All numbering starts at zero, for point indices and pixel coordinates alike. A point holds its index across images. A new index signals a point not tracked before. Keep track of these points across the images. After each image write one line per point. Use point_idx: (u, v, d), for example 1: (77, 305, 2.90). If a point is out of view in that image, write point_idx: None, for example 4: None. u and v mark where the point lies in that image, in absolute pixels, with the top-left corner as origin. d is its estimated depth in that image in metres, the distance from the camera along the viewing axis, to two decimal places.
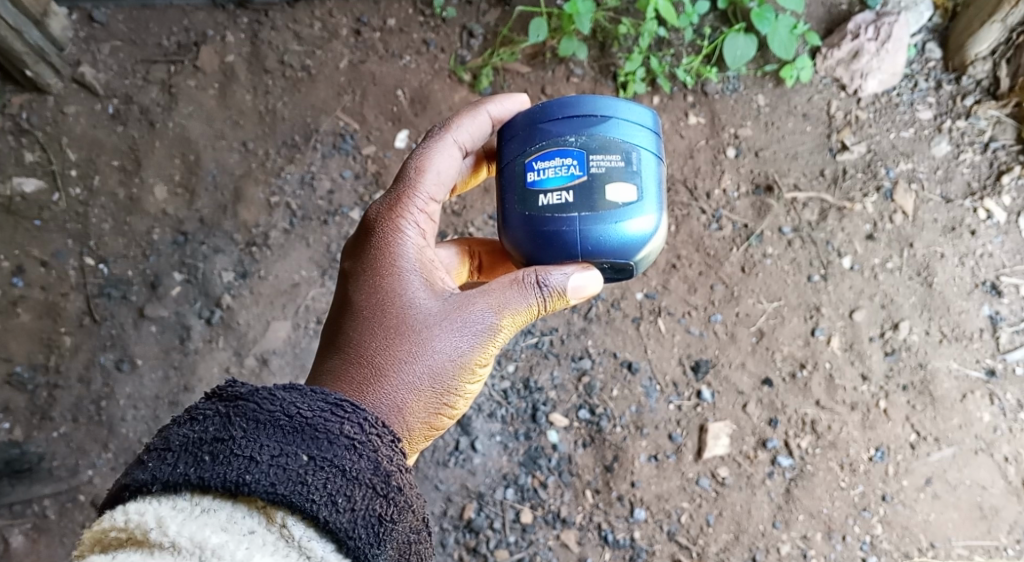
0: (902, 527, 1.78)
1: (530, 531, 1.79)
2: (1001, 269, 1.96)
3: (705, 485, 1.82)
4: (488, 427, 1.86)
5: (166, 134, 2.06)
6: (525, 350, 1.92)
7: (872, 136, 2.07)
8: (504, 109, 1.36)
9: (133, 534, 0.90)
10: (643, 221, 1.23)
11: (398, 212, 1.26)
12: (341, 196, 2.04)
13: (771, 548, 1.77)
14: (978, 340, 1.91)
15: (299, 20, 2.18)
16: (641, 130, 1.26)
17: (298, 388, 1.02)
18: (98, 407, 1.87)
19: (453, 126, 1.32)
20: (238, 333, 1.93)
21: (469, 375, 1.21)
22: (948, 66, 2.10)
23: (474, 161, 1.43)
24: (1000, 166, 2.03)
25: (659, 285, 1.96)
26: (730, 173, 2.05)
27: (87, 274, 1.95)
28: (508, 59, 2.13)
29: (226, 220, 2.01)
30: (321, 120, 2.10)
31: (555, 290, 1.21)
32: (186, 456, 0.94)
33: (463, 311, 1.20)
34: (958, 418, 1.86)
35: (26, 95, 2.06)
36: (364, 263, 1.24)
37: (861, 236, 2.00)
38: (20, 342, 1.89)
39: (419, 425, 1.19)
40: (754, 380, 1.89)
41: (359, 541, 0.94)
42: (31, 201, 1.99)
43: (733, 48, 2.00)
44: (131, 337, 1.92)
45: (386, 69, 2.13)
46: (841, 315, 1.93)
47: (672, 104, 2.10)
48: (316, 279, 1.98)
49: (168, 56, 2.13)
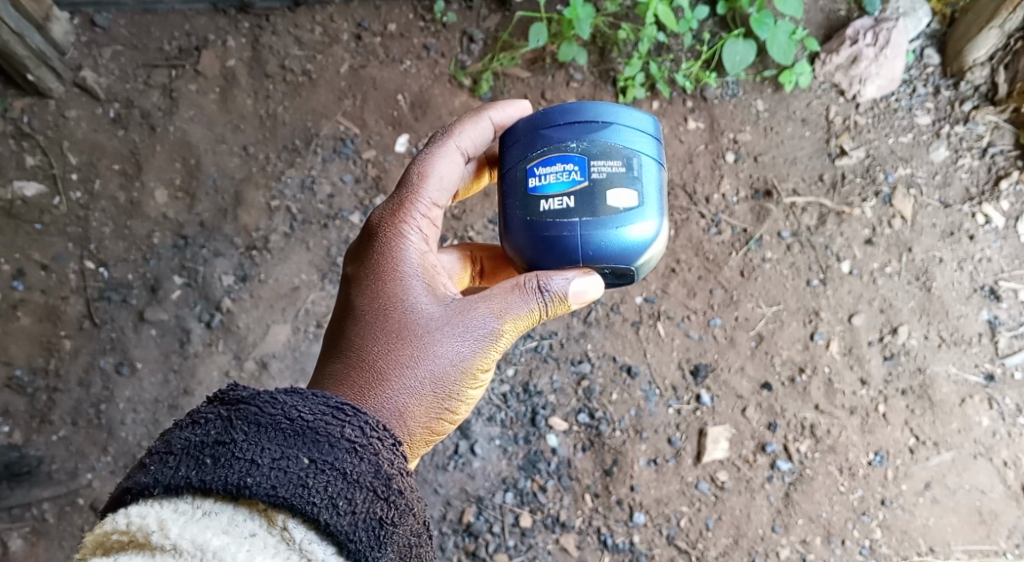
0: (902, 532, 1.78)
1: (529, 535, 1.79)
2: (1000, 273, 1.97)
3: (705, 489, 1.82)
4: (487, 431, 1.86)
5: (167, 138, 2.06)
6: (525, 354, 1.92)
7: (871, 141, 2.08)
8: (505, 115, 1.37)
9: (135, 536, 0.90)
10: (644, 226, 1.23)
11: (401, 217, 1.27)
12: (341, 200, 2.05)
13: (771, 552, 1.77)
14: (977, 345, 1.92)
15: (301, 25, 2.18)
16: (642, 136, 1.26)
17: (299, 392, 1.03)
18: (98, 411, 1.87)
19: (455, 132, 1.33)
20: (238, 336, 1.93)
21: (471, 379, 1.21)
22: (947, 71, 2.11)
23: (476, 167, 1.44)
24: (999, 171, 2.03)
25: (659, 289, 1.97)
26: (729, 178, 2.06)
27: (88, 278, 1.96)
28: (508, 64, 2.14)
29: (227, 223, 2.01)
30: (321, 124, 2.10)
31: (556, 295, 1.21)
32: (187, 459, 0.95)
33: (464, 316, 1.20)
34: (957, 422, 1.86)
35: (28, 99, 2.07)
36: (367, 268, 1.24)
37: (860, 240, 2.00)
38: (20, 345, 1.89)
39: (419, 429, 1.19)
40: (754, 384, 1.89)
41: (360, 544, 0.94)
42: (33, 204, 1.99)
43: (733, 53, 2.01)
44: (131, 340, 1.92)
45: (387, 74, 2.14)
46: (840, 319, 1.94)
47: (671, 109, 2.11)
48: (316, 283, 1.98)
49: (169, 61, 2.13)
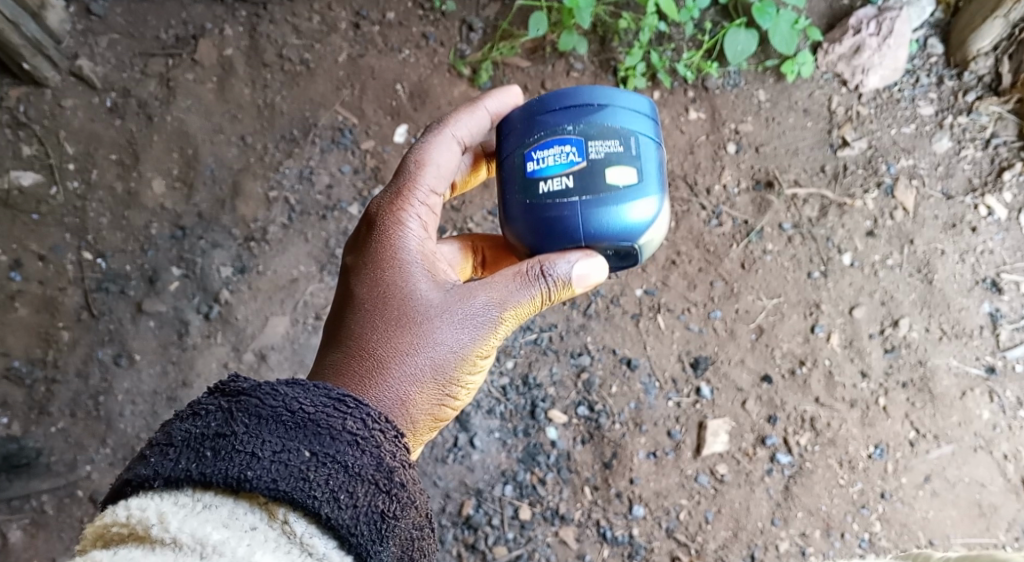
0: (901, 525, 1.78)
1: (529, 528, 1.79)
2: (1002, 265, 1.96)
3: (704, 482, 1.82)
4: (487, 424, 1.85)
5: (165, 128, 2.05)
6: (525, 347, 1.91)
7: (873, 132, 2.06)
8: (502, 106, 1.36)
9: (135, 529, 0.89)
10: (645, 205, 1.22)
11: (399, 206, 1.25)
12: (340, 190, 2.04)
13: (770, 545, 1.77)
14: (978, 338, 1.91)
15: (299, 13, 2.16)
16: (639, 117, 1.25)
17: (300, 383, 1.02)
18: (97, 402, 1.86)
19: (451, 121, 1.32)
20: (236, 328, 1.93)
21: (471, 366, 1.21)
22: (951, 61, 2.09)
23: (473, 159, 1.43)
24: (1002, 162, 2.02)
25: (659, 281, 1.96)
26: (730, 169, 2.04)
27: (86, 268, 1.95)
28: (508, 53, 2.12)
29: (225, 214, 2.00)
30: (320, 114, 2.09)
31: (558, 281, 1.20)
32: (188, 451, 0.94)
33: (465, 304, 1.19)
34: (958, 416, 1.86)
35: (24, 88, 2.05)
36: (366, 256, 1.23)
37: (861, 232, 1.99)
38: (18, 336, 1.88)
39: (421, 416, 1.19)
40: (754, 377, 1.89)
41: (361, 537, 0.93)
42: (30, 194, 1.98)
43: (734, 43, 1.98)
44: (129, 331, 1.92)
45: (386, 63, 2.12)
46: (841, 312, 1.93)
47: (672, 99, 2.08)
48: (315, 275, 1.98)
49: (166, 49, 2.11)
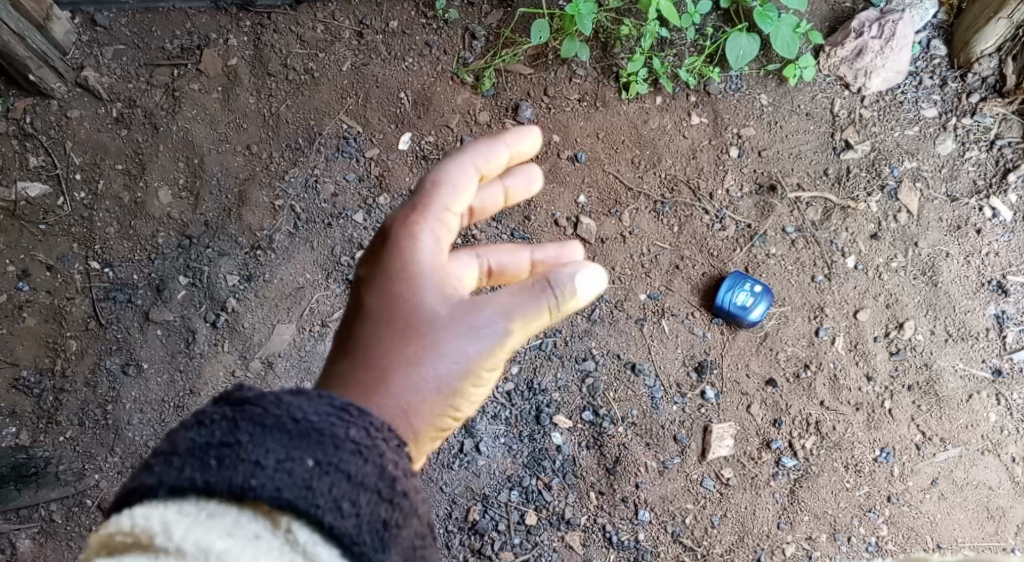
0: (908, 529, 1.80)
1: (536, 533, 1.80)
2: (1008, 267, 1.96)
3: (710, 486, 1.83)
4: (493, 429, 1.86)
5: (170, 138, 2.06)
6: (530, 352, 1.91)
7: (877, 135, 2.05)
8: (520, 143, 1.33)
9: (139, 538, 0.90)
10: None
11: (413, 221, 1.24)
12: (345, 198, 2.04)
13: (777, 548, 1.79)
14: (984, 340, 1.91)
15: (303, 23, 2.16)
16: None
17: (305, 393, 1.02)
18: (105, 411, 1.89)
19: (471, 148, 1.29)
20: (243, 336, 1.94)
21: (477, 377, 1.21)
22: (954, 63, 2.07)
23: (486, 192, 1.38)
24: (1007, 163, 2.01)
25: (663, 285, 1.96)
26: (733, 173, 2.04)
27: (94, 278, 1.97)
28: (511, 61, 2.12)
29: (231, 223, 2.01)
30: (325, 122, 2.09)
31: (565, 293, 1.23)
32: (192, 460, 0.95)
33: (473, 315, 1.20)
34: (965, 418, 1.86)
35: (30, 99, 2.07)
36: (378, 268, 1.23)
37: (865, 235, 1.99)
38: (27, 346, 1.93)
39: (425, 427, 1.18)
40: (759, 381, 1.89)
41: (365, 545, 0.94)
42: (37, 205, 2.01)
43: (735, 48, 1.97)
44: (137, 340, 1.93)
45: (390, 72, 2.12)
46: (845, 315, 1.93)
47: (674, 105, 2.08)
48: (321, 282, 1.99)
49: (171, 60, 2.11)
